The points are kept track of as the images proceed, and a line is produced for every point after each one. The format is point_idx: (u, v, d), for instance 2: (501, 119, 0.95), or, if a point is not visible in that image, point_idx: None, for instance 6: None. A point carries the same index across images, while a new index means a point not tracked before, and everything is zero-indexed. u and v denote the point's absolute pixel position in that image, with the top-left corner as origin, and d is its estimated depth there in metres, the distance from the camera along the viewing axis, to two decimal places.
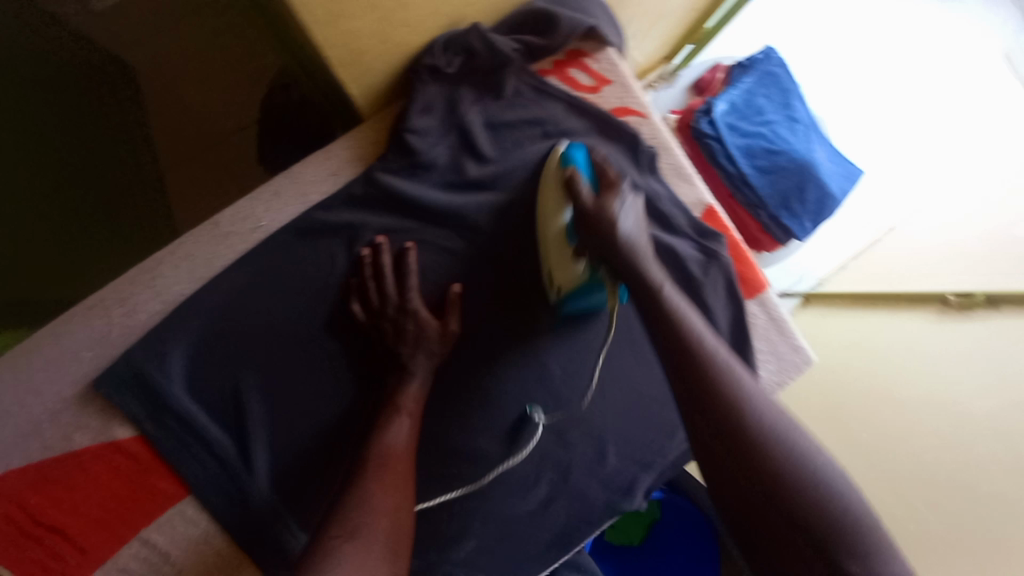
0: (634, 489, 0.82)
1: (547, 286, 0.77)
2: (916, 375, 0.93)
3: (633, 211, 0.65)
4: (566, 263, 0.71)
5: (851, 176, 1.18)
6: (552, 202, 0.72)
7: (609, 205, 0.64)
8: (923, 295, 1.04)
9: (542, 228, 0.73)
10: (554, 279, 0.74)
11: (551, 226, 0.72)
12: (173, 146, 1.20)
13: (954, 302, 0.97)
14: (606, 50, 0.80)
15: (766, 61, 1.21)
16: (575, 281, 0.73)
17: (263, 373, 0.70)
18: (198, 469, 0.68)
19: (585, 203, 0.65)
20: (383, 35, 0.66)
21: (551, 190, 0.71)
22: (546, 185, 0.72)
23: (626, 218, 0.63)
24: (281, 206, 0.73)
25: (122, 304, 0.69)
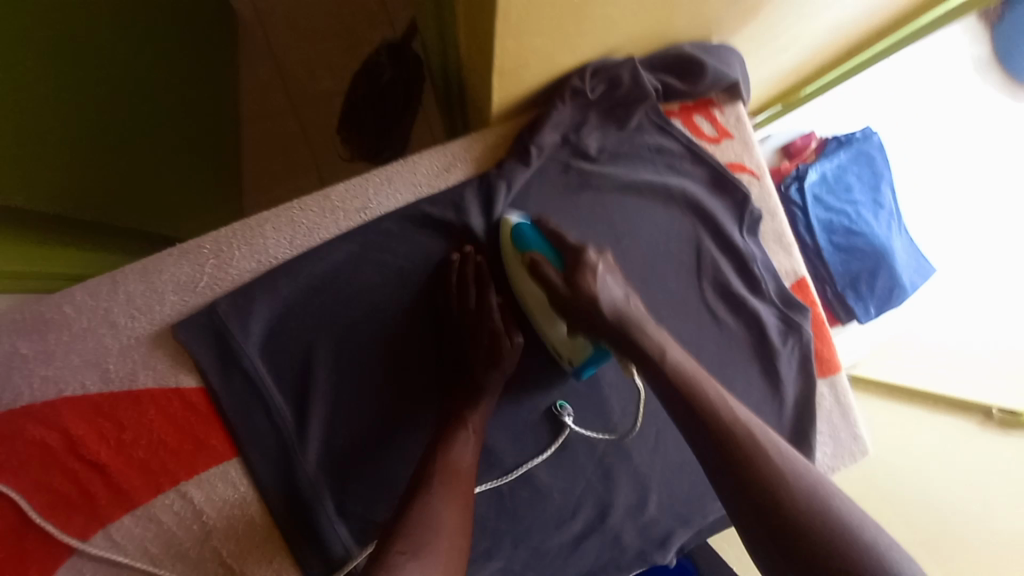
0: (668, 543, 0.77)
1: (556, 356, 0.73)
2: (951, 474, 1.00)
3: (611, 280, 0.63)
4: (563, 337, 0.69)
5: (923, 272, 1.17)
6: (526, 286, 0.70)
7: (584, 286, 0.62)
8: (962, 401, 1.10)
9: (524, 299, 0.72)
10: (561, 352, 0.71)
11: (531, 296, 0.70)
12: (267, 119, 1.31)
13: (998, 416, 1.06)
14: (735, 106, 0.82)
15: (863, 142, 1.21)
16: (582, 351, 0.69)
17: (338, 353, 0.69)
18: (253, 434, 0.67)
19: (559, 289, 0.63)
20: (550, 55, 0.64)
21: (515, 268, 0.69)
22: (513, 270, 0.70)
23: (606, 293, 0.62)
24: (391, 193, 0.73)
25: (216, 256, 0.69)
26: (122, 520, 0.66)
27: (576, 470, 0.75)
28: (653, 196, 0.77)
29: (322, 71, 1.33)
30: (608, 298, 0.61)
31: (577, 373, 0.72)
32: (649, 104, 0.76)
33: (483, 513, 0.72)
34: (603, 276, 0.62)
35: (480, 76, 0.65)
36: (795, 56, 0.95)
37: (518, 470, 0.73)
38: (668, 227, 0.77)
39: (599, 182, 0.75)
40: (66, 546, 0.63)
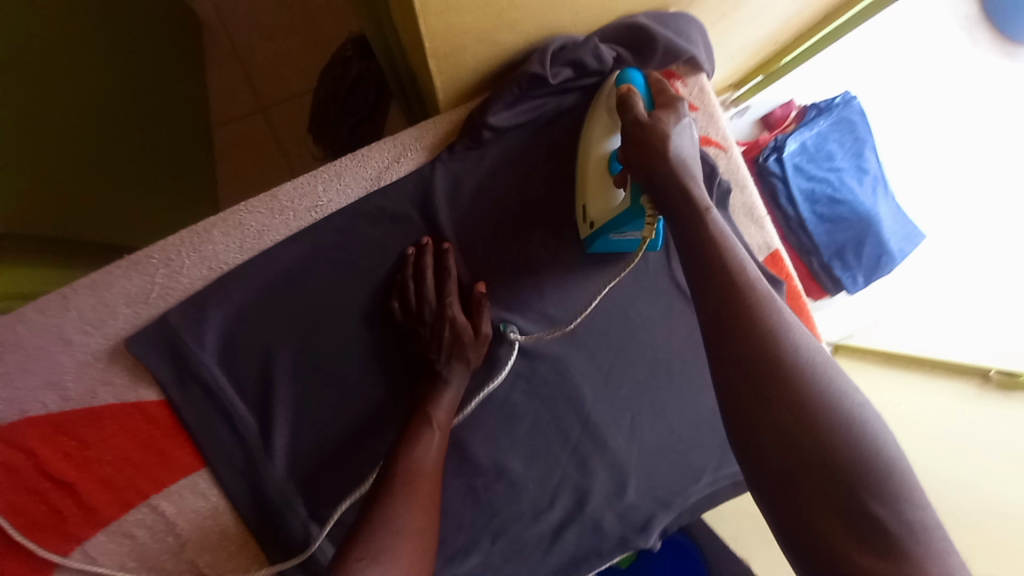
0: (649, 528, 0.76)
1: (577, 219, 0.72)
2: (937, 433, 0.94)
3: (688, 133, 0.59)
4: (603, 191, 0.68)
5: (913, 238, 1.13)
6: (600, 125, 0.69)
7: (664, 121, 0.58)
8: (966, 366, 1.03)
9: (585, 149, 0.70)
10: (588, 209, 0.69)
11: (596, 150, 0.69)
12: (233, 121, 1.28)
13: (996, 377, 0.95)
14: (698, 76, 0.78)
15: (844, 107, 1.16)
16: (612, 211, 0.67)
17: (299, 355, 0.68)
18: (219, 444, 0.66)
19: (636, 116, 0.59)
20: (487, 35, 0.61)
21: (597, 119, 0.70)
22: (595, 114, 0.70)
23: (681, 139, 0.57)
24: (341, 188, 0.71)
25: (166, 264, 0.67)
26: (92, 539, 0.65)
27: (551, 461, 0.74)
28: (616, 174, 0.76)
29: (287, 70, 1.30)
30: (679, 150, 0.57)
31: (593, 239, 0.70)
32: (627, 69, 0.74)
33: (458, 509, 0.71)
34: (684, 124, 0.59)
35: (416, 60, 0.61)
36: (764, 23, 0.91)
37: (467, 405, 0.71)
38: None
39: (558, 164, 0.74)
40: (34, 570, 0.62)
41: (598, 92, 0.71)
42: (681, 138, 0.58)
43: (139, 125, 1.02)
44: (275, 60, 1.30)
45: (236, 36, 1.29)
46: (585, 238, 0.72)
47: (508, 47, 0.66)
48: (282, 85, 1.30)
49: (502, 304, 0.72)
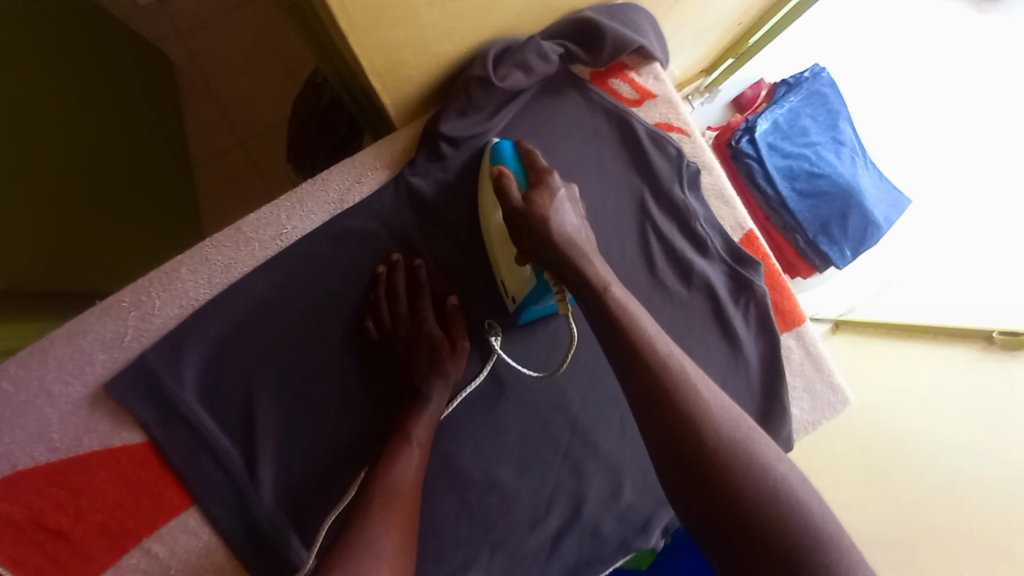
0: (650, 528, 0.75)
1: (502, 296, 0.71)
2: (938, 403, 0.89)
3: (568, 205, 0.60)
4: (513, 268, 0.66)
5: (899, 205, 1.11)
6: (490, 203, 0.67)
7: (540, 204, 0.58)
8: (964, 330, 0.97)
9: (485, 225, 0.69)
10: (506, 285, 0.68)
11: (491, 223, 0.68)
12: (208, 151, 1.29)
13: (999, 339, 0.90)
14: (651, 65, 0.79)
15: (813, 80, 1.15)
16: (525, 287, 0.67)
17: (278, 385, 0.67)
18: (204, 481, 0.66)
19: (513, 203, 0.60)
20: (424, 45, 0.62)
21: (486, 191, 0.68)
22: (483, 186, 0.69)
23: (561, 215, 0.58)
24: (304, 214, 0.71)
25: (138, 306, 0.68)
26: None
27: (543, 467, 0.73)
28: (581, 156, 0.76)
29: (261, 104, 1.31)
30: (562, 226, 0.58)
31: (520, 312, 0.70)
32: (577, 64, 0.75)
33: (451, 525, 0.70)
34: (560, 198, 0.60)
35: (363, 79, 0.61)
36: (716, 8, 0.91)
37: (455, 402, 0.70)
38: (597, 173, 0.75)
39: None
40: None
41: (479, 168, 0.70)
42: (562, 209, 0.59)
43: (118, 169, 1.03)
44: (244, 93, 1.31)
45: (202, 71, 1.30)
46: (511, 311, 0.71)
47: (455, 55, 0.66)
48: (254, 116, 1.31)
49: (479, 313, 0.72)
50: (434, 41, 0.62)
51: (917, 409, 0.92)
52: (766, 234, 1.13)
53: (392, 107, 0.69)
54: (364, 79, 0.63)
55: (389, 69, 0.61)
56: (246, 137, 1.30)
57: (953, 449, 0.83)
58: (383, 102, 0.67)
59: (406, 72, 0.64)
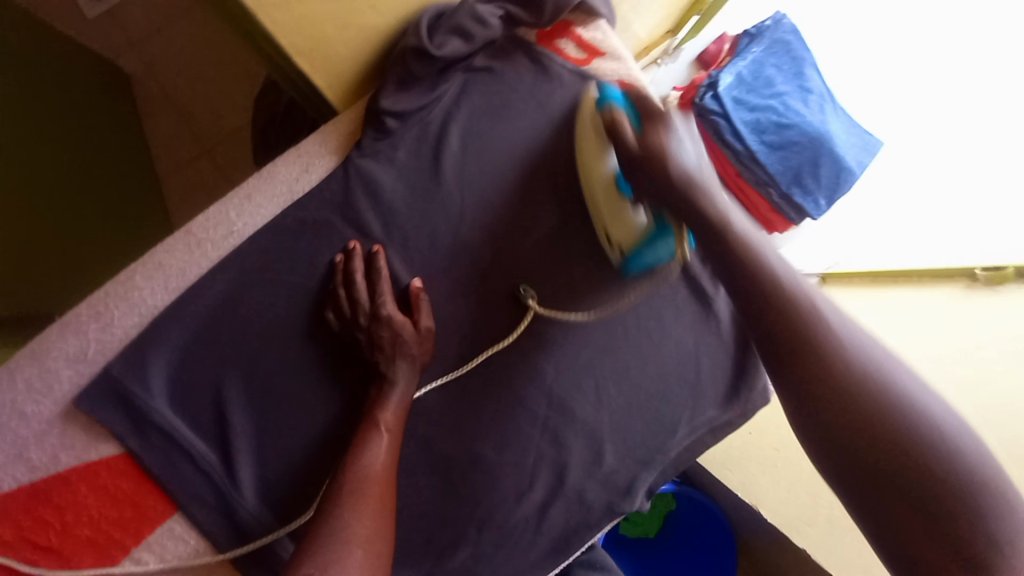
0: (634, 490, 0.76)
1: (606, 246, 0.73)
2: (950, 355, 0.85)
3: (686, 140, 0.61)
4: (622, 216, 0.68)
5: (870, 148, 1.10)
6: (592, 151, 0.70)
7: (658, 140, 0.59)
8: (948, 270, 0.99)
9: (589, 178, 0.71)
10: (613, 236, 0.70)
11: (599, 175, 0.70)
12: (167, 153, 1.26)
13: (982, 276, 0.93)
14: (597, 22, 0.78)
15: (774, 29, 1.13)
16: (637, 235, 0.67)
17: (246, 384, 0.67)
18: (183, 486, 0.65)
19: (629, 144, 0.61)
20: (346, 18, 0.61)
21: (590, 142, 0.70)
22: (585, 137, 0.71)
23: (680, 150, 0.59)
24: (253, 211, 0.70)
25: (97, 318, 0.67)
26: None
27: (526, 443, 0.73)
28: (532, 127, 0.75)
29: (221, 108, 1.27)
30: (684, 162, 0.58)
31: (627, 262, 0.72)
32: (521, 27, 0.74)
33: (438, 505, 0.70)
34: (676, 133, 0.61)
35: (288, 61, 0.61)
36: None
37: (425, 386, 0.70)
38: (541, 140, 0.76)
39: (456, 138, 0.72)
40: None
41: (582, 110, 0.72)
42: (678, 146, 0.59)
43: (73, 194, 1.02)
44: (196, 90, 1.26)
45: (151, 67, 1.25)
46: (617, 263, 0.74)
47: (383, 28, 0.66)
48: (211, 116, 1.27)
49: (443, 292, 0.71)
50: (356, 12, 0.62)
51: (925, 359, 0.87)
52: (740, 191, 1.10)
53: (327, 90, 0.68)
54: (289, 60, 0.62)
55: (313, 48, 0.61)
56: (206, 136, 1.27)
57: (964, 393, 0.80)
58: (317, 85, 0.66)
59: (334, 50, 0.64)
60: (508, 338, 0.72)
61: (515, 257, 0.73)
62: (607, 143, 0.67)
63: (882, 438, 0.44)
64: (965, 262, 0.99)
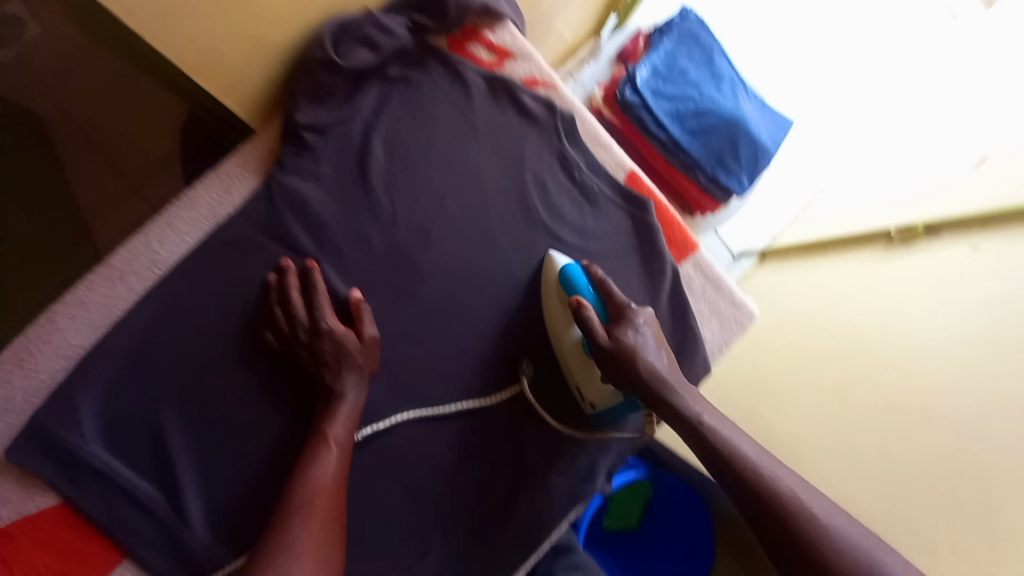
0: (595, 473, 0.78)
1: (576, 398, 0.77)
2: (871, 311, 0.91)
3: (648, 339, 0.68)
4: (593, 380, 0.73)
5: (783, 127, 1.18)
6: (560, 319, 0.74)
7: (624, 339, 0.66)
8: (870, 235, 1.05)
9: (557, 344, 0.76)
10: (585, 395, 0.75)
11: (567, 342, 0.74)
12: (91, 190, 1.14)
13: (897, 236, 0.98)
14: (505, 25, 0.81)
15: (682, 23, 1.20)
16: (609, 399, 0.74)
17: (188, 416, 0.65)
18: (129, 527, 0.63)
19: (600, 339, 0.67)
20: (244, 36, 0.62)
21: (554, 307, 0.74)
22: (550, 305, 0.75)
23: (642, 348, 0.66)
24: (176, 238, 0.69)
25: (17, 366, 0.64)
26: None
27: (482, 439, 0.74)
28: (455, 131, 0.77)
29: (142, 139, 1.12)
30: (645, 358, 0.66)
31: (597, 413, 0.77)
32: (430, 34, 0.77)
33: (399, 513, 0.70)
34: (641, 330, 0.68)
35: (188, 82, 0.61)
36: None
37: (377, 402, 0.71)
38: (466, 142, 0.78)
39: (379, 147, 0.73)
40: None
41: (544, 281, 0.75)
42: (643, 348, 0.67)
43: None
44: (97, 106, 1.12)
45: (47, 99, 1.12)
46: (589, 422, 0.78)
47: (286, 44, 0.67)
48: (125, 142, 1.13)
49: (382, 300, 0.72)
50: (254, 30, 0.62)
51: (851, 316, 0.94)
52: (670, 177, 1.17)
53: (236, 109, 0.69)
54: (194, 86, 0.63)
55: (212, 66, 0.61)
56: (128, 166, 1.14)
57: (900, 346, 0.83)
58: (225, 104, 0.67)
59: (237, 68, 0.64)
60: (495, 395, 0.75)
61: (452, 259, 0.75)
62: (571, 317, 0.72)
63: (776, 512, 0.53)
64: (882, 225, 1.05)
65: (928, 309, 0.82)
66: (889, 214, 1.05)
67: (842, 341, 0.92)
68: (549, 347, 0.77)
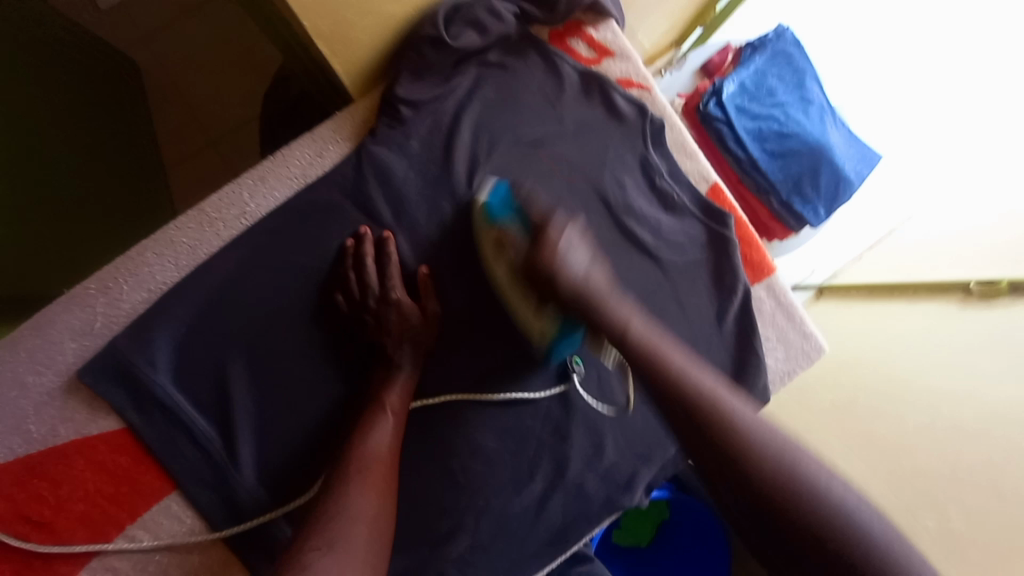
0: (634, 485, 0.76)
1: (529, 338, 0.73)
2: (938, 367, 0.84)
3: (580, 245, 0.62)
4: (535, 312, 0.68)
5: (868, 159, 1.12)
6: (492, 254, 0.70)
7: (550, 257, 0.61)
8: (942, 284, 0.96)
9: (494, 279, 0.71)
10: (530, 330, 0.70)
11: (500, 276, 0.69)
12: (174, 141, 1.22)
13: (976, 290, 0.89)
14: (608, 22, 0.80)
15: (778, 41, 1.16)
16: (551, 330, 0.68)
17: (251, 364, 0.67)
18: (183, 461, 0.65)
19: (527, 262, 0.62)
20: None
21: (485, 241, 0.70)
22: (480, 240, 0.70)
23: (575, 258, 0.61)
24: (266, 192, 0.71)
25: (104, 293, 0.67)
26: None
27: (527, 433, 0.73)
28: (543, 123, 0.77)
29: (230, 99, 1.23)
30: (576, 274, 0.60)
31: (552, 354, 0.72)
32: (535, 24, 0.78)
33: (437, 494, 0.70)
34: (566, 237, 0.62)
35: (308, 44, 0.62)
36: None
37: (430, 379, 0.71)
38: (551, 135, 0.77)
39: (468, 129, 0.74)
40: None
41: (472, 221, 0.71)
42: (571, 255, 0.61)
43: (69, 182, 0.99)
44: (198, 68, 1.23)
45: (150, 52, 1.21)
46: (542, 354, 0.73)
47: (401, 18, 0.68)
48: (214, 100, 1.23)
49: (450, 279, 0.72)
50: None
51: (915, 368, 0.88)
52: (742, 198, 1.13)
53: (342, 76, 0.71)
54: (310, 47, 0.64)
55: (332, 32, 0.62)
56: (211, 124, 1.23)
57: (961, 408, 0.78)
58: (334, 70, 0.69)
59: (353, 37, 0.65)
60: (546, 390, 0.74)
61: None
62: (501, 250, 0.67)
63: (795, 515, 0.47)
64: (955, 275, 0.96)
65: (1000, 375, 0.75)
66: (961, 265, 0.97)
67: (906, 395, 0.87)
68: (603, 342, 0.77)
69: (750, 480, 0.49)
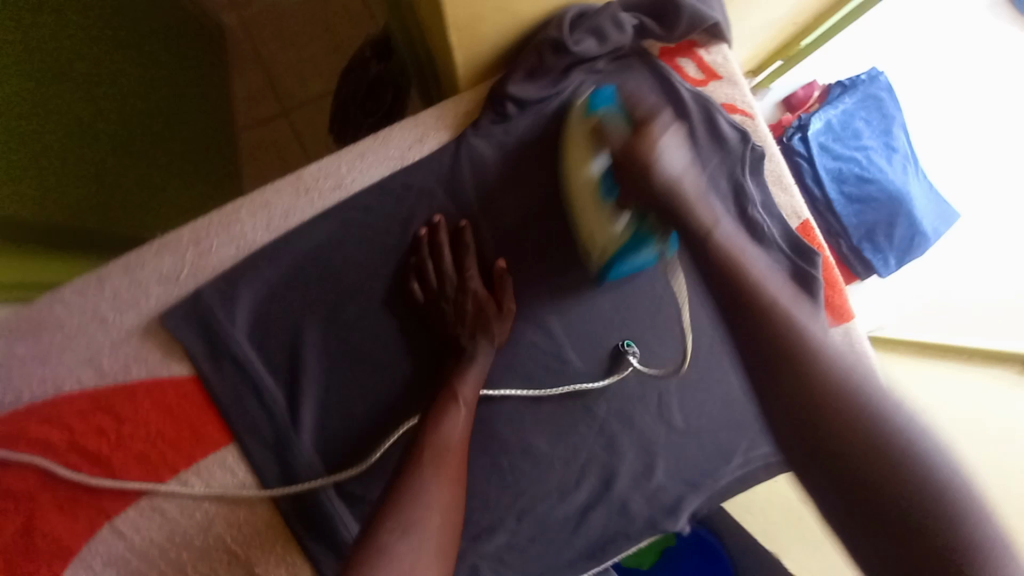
0: (679, 510, 0.74)
1: (586, 253, 0.72)
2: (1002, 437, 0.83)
3: (677, 145, 0.56)
4: (603, 222, 0.66)
5: (947, 219, 1.09)
6: (580, 155, 0.67)
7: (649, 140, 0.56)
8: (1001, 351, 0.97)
9: (572, 178, 0.69)
10: (594, 242, 0.69)
11: (581, 178, 0.67)
12: (251, 106, 1.23)
13: None
14: (720, 46, 0.80)
15: (869, 84, 1.14)
16: (617, 239, 0.66)
17: (327, 331, 0.68)
18: (246, 416, 0.66)
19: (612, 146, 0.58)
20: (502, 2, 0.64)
21: (577, 146, 0.67)
22: (574, 143, 0.68)
23: (670, 155, 0.55)
24: (364, 168, 0.73)
25: (196, 243, 0.69)
26: (103, 531, 0.63)
27: (581, 441, 0.73)
28: None
29: (311, 75, 1.25)
30: (668, 167, 0.55)
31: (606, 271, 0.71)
32: (649, 39, 0.77)
33: (482, 487, 0.70)
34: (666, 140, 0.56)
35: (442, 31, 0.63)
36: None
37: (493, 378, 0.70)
38: None
39: (567, 133, 0.73)
40: (65, 550, 0.62)
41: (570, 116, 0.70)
42: (667, 150, 0.55)
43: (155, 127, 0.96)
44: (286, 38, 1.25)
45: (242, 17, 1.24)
46: (596, 269, 0.73)
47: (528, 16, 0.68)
48: (296, 74, 1.25)
49: (528, 277, 0.72)
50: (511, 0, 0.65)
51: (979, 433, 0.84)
52: None
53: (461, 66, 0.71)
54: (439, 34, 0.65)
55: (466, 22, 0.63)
56: (290, 96, 1.24)
57: None
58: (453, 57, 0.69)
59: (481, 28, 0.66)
60: (603, 381, 0.73)
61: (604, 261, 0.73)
62: (592, 150, 0.64)
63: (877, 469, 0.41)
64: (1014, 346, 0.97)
65: None
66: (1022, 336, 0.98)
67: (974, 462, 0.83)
68: (675, 366, 0.75)
69: (824, 412, 0.44)
